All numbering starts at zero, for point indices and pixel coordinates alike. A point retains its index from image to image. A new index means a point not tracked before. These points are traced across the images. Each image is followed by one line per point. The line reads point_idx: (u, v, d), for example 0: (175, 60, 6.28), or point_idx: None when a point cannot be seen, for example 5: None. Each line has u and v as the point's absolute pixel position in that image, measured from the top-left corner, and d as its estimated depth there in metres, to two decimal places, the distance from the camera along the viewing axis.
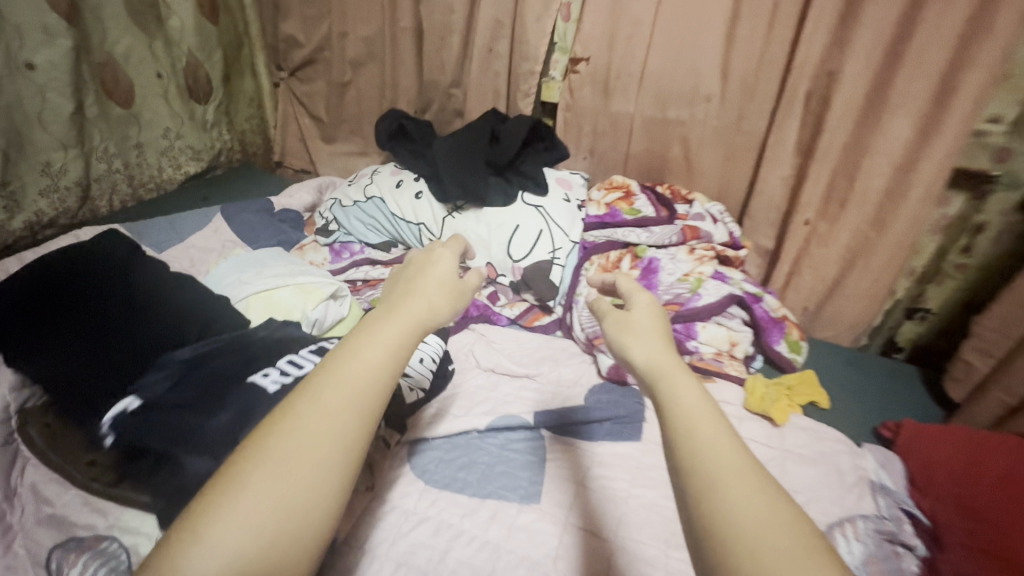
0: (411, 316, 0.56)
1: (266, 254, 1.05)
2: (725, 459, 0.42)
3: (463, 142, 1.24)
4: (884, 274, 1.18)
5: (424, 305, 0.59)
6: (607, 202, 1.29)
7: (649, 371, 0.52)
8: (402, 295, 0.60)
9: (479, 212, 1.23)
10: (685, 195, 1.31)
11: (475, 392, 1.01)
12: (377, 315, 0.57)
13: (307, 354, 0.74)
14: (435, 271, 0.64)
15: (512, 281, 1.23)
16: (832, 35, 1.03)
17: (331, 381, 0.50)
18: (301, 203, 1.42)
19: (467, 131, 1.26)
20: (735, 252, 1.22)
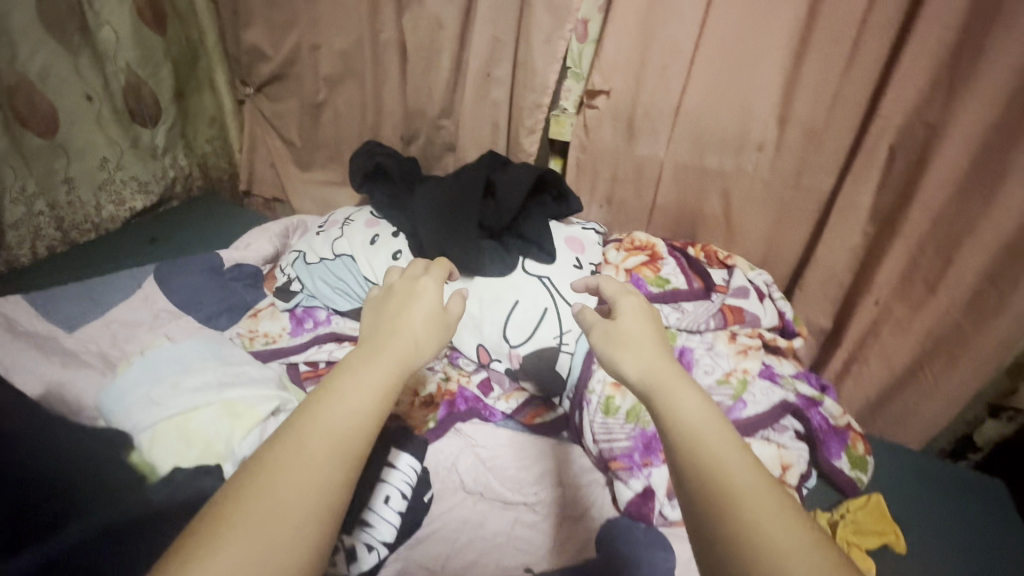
0: (397, 354, 0.56)
1: (191, 350, 0.82)
2: (731, 467, 0.48)
3: (453, 196, 1.01)
4: (975, 374, 0.94)
5: (409, 338, 0.58)
6: (628, 267, 1.05)
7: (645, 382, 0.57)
8: (386, 331, 0.58)
9: (468, 285, 0.99)
10: (722, 259, 1.08)
11: (455, 533, 0.82)
12: (367, 342, 0.58)
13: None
14: (418, 303, 0.62)
15: (508, 368, 0.99)
16: (934, 77, 0.78)
17: (339, 395, 0.51)
18: (260, 255, 1.19)
19: (459, 180, 1.04)
20: (787, 339, 0.98)
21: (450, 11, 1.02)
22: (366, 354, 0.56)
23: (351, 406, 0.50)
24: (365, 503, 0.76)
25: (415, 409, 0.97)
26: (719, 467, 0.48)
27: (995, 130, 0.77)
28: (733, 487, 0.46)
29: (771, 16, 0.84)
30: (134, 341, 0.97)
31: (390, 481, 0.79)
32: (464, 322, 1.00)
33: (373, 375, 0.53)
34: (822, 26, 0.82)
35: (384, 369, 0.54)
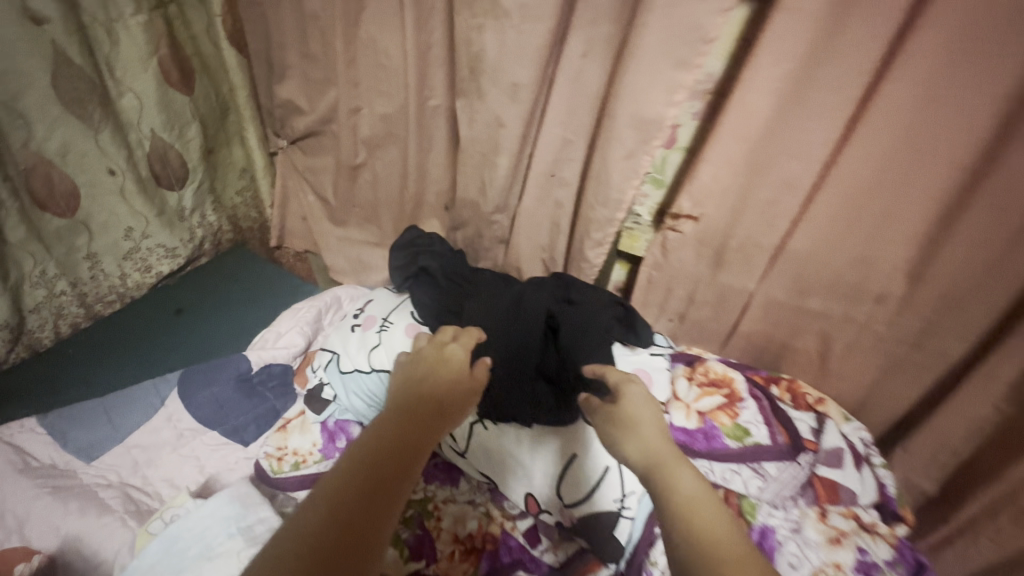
0: (419, 422, 0.58)
1: (204, 524, 0.74)
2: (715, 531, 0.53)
3: (508, 322, 0.89)
4: None
5: (438, 400, 0.61)
6: (700, 409, 0.92)
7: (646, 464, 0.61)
8: (418, 386, 0.61)
9: (520, 432, 0.88)
10: (811, 403, 0.93)
11: None
12: (399, 395, 0.61)
13: None
14: (443, 368, 0.64)
15: (559, 523, 0.88)
16: None
17: (377, 436, 0.55)
18: (291, 352, 1.09)
19: (516, 301, 0.91)
20: (889, 525, 0.83)
21: (512, 110, 0.88)
22: (400, 404, 0.59)
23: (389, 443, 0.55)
24: None
25: (453, 564, 0.88)
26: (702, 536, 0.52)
27: None
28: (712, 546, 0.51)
29: (918, 171, 0.67)
30: (157, 467, 0.90)
31: None
32: (510, 469, 0.88)
33: (407, 423, 0.57)
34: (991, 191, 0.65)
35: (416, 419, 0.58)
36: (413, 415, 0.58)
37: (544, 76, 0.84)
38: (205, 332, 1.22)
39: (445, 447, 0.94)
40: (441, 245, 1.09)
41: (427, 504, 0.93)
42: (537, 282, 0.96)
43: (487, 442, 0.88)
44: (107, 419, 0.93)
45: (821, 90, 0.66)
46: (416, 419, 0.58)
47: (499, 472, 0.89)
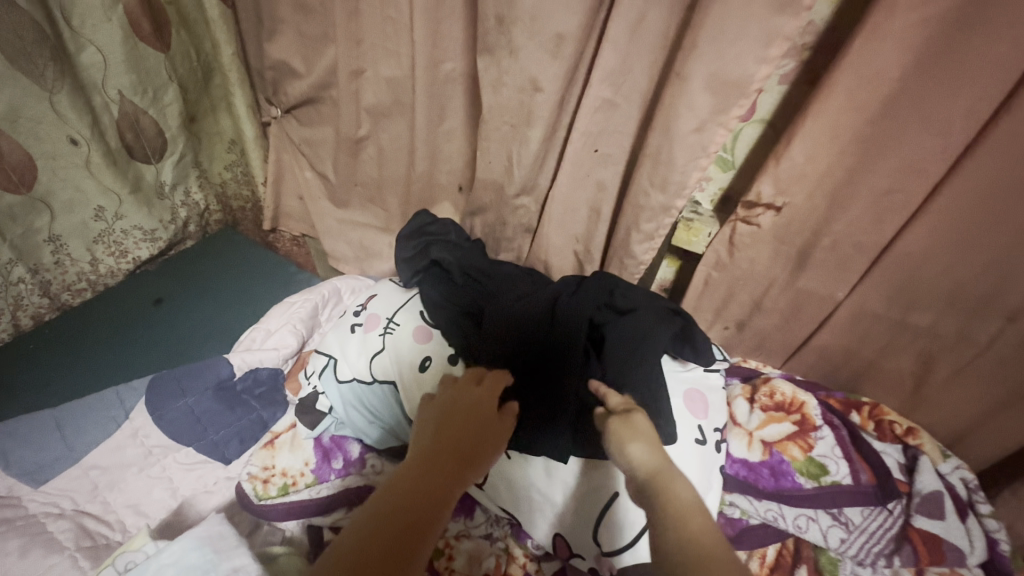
0: (441, 468, 0.50)
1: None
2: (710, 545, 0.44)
3: (542, 332, 0.75)
4: None
5: (468, 441, 0.53)
6: (766, 438, 0.76)
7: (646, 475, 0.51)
8: (441, 429, 0.54)
9: (551, 468, 0.72)
10: (901, 435, 0.77)
11: None
12: (424, 434, 0.54)
13: None
14: (468, 406, 0.57)
15: (594, 571, 0.73)
16: None
17: (395, 486, 0.48)
18: (281, 355, 0.94)
19: (552, 305, 0.77)
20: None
21: (550, 70, 0.71)
22: (426, 444, 0.52)
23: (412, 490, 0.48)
24: None
25: None
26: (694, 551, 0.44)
27: None
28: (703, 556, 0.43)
29: None
30: (121, 491, 0.77)
31: None
32: (538, 506, 0.74)
33: (425, 468, 0.50)
34: None
35: (444, 460, 0.50)
36: (441, 456, 0.51)
37: (593, 25, 0.67)
38: (186, 322, 1.07)
39: None
40: (459, 235, 0.93)
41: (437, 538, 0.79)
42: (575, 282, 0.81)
43: (509, 471, 0.74)
44: (60, 435, 0.79)
45: (981, 43, 0.49)
46: (444, 460, 0.51)
47: (523, 508, 0.75)
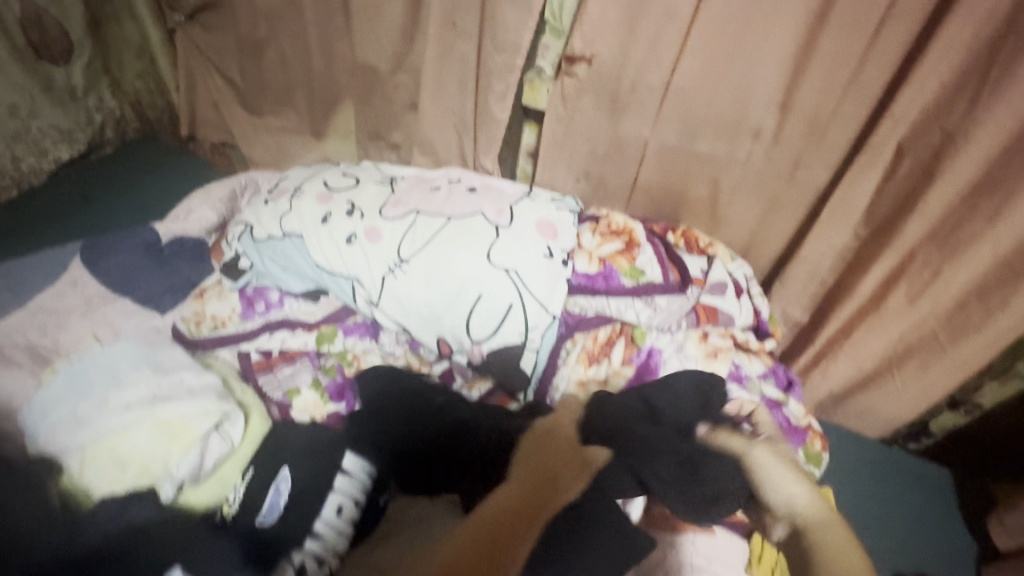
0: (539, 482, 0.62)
1: (121, 355, 0.76)
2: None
3: (415, 433, 0.76)
4: (942, 380, 0.93)
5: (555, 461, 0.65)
6: (602, 255, 0.98)
7: (795, 515, 0.62)
8: (531, 453, 0.67)
9: (429, 284, 0.91)
10: (703, 247, 1.00)
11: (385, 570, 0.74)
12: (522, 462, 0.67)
13: None
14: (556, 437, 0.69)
15: (471, 363, 0.95)
16: (946, 79, 0.70)
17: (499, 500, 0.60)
18: (202, 224, 1.08)
19: (456, 400, 0.80)
20: (760, 341, 0.95)
21: None
22: (523, 468, 0.65)
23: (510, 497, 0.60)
24: (314, 511, 0.71)
25: None
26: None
27: (1004, 146, 0.70)
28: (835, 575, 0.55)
29: None
30: (66, 330, 0.90)
31: (340, 490, 0.73)
32: (422, 314, 0.93)
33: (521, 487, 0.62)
34: (836, 9, 0.72)
35: (537, 478, 0.63)
36: (531, 480, 0.63)
37: None
38: (110, 213, 1.17)
39: (361, 303, 0.97)
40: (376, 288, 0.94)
41: (345, 355, 0.97)
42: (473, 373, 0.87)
43: (397, 289, 0.93)
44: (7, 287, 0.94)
45: None
46: (533, 482, 0.62)
47: (411, 319, 0.94)
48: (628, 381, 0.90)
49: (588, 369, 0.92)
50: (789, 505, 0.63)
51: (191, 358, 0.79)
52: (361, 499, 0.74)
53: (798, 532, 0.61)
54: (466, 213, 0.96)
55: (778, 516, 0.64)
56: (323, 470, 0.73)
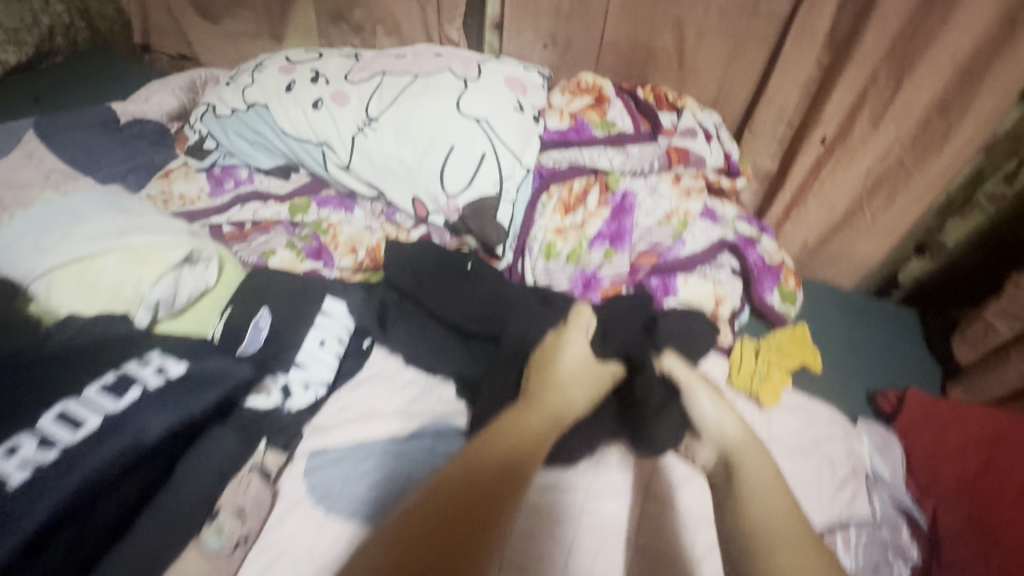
0: (554, 403, 0.59)
1: (84, 200, 0.74)
2: (783, 529, 0.48)
3: (411, 311, 0.82)
4: (908, 210, 0.96)
5: (562, 394, 0.61)
6: (573, 111, 0.98)
7: (723, 443, 0.60)
8: (546, 377, 0.64)
9: (400, 138, 0.90)
10: (673, 101, 1.00)
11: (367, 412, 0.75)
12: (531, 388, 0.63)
13: (127, 376, 0.54)
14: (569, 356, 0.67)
15: (447, 222, 0.93)
16: None
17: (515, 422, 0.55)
18: (165, 109, 1.05)
19: (471, 304, 0.81)
20: (730, 179, 0.97)
21: None
22: (535, 392, 0.61)
23: (514, 437, 0.52)
24: (295, 342, 0.73)
25: (356, 269, 0.92)
26: (759, 525, 0.48)
27: None
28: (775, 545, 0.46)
29: None
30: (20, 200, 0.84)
31: (322, 327, 0.76)
32: (394, 171, 0.92)
33: (537, 412, 0.57)
34: None
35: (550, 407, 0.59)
36: (546, 405, 0.59)
37: None
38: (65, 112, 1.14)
39: (333, 170, 0.95)
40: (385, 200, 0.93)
41: (321, 224, 0.95)
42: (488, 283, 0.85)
43: (369, 147, 0.91)
44: None
45: None
46: (550, 408, 0.59)
47: (386, 179, 0.93)
48: (605, 222, 0.89)
49: (564, 217, 0.91)
50: (724, 433, 0.61)
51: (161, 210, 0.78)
52: (344, 338, 0.77)
53: (722, 454, 0.60)
54: (433, 71, 0.95)
55: (707, 442, 0.63)
56: (301, 311, 0.76)
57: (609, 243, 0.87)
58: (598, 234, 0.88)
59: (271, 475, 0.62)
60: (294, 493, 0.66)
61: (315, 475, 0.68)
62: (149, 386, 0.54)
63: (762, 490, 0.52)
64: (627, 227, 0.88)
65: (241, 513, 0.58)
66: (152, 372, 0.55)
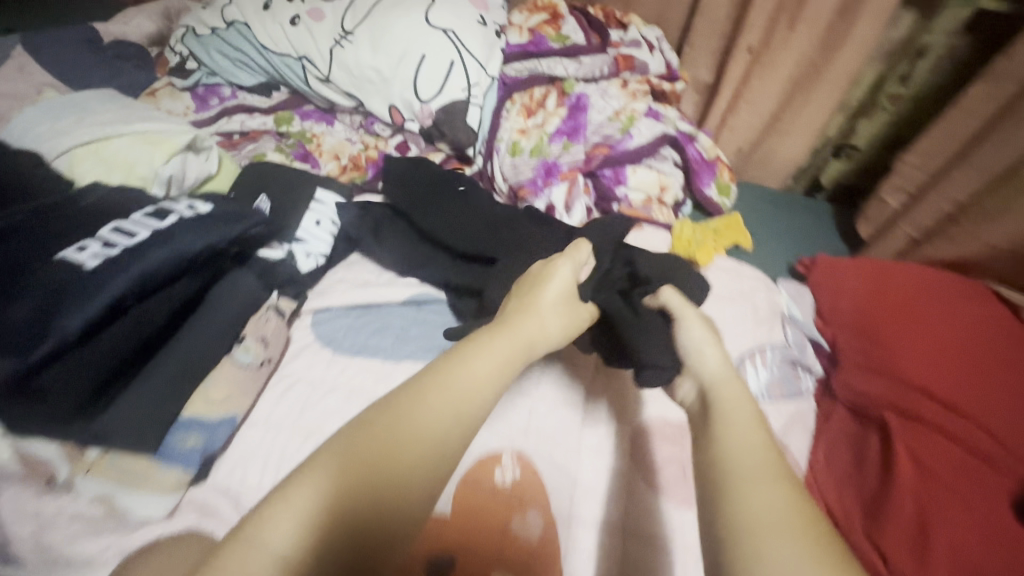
0: (524, 334, 0.57)
1: (91, 98, 0.82)
2: (769, 516, 0.39)
3: (403, 225, 0.87)
4: (821, 108, 1.10)
5: (536, 327, 0.58)
6: (530, 26, 1.09)
7: (705, 382, 0.56)
8: (525, 303, 0.60)
9: (374, 48, 0.99)
10: (620, 19, 1.14)
11: (361, 281, 0.85)
12: (507, 316, 0.59)
13: (140, 219, 0.58)
14: (551, 288, 0.62)
15: (422, 128, 1.02)
16: None
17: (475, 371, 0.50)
18: (142, 33, 1.11)
19: (464, 221, 0.83)
20: (671, 83, 1.10)
21: None
22: (507, 323, 0.57)
23: (440, 413, 0.46)
24: (295, 222, 0.81)
25: (341, 172, 1.01)
26: (751, 514, 0.40)
27: None
28: (762, 536, 0.38)
29: None
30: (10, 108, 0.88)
31: (317, 209, 0.85)
32: (371, 80, 1.01)
33: (507, 352, 0.54)
34: None
35: (521, 344, 0.56)
36: (516, 341, 0.55)
37: None
38: None
39: (313, 83, 1.04)
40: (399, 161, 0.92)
41: (305, 134, 1.04)
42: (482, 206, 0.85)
43: (347, 58, 1.00)
44: None
45: None
46: (518, 346, 0.55)
47: (364, 88, 1.02)
48: (561, 120, 1.00)
49: (527, 119, 1.02)
50: (707, 367, 0.58)
51: (166, 113, 0.87)
52: (338, 221, 0.86)
53: (704, 399, 0.54)
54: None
55: (690, 373, 0.59)
56: (296, 194, 0.85)
57: (567, 137, 0.99)
58: (557, 129, 0.99)
59: (285, 314, 0.74)
60: (304, 340, 0.77)
61: (321, 327, 0.78)
62: (159, 221, 0.58)
63: (742, 458, 0.44)
64: (582, 123, 1.00)
65: (264, 340, 0.69)
66: (185, 207, 0.61)
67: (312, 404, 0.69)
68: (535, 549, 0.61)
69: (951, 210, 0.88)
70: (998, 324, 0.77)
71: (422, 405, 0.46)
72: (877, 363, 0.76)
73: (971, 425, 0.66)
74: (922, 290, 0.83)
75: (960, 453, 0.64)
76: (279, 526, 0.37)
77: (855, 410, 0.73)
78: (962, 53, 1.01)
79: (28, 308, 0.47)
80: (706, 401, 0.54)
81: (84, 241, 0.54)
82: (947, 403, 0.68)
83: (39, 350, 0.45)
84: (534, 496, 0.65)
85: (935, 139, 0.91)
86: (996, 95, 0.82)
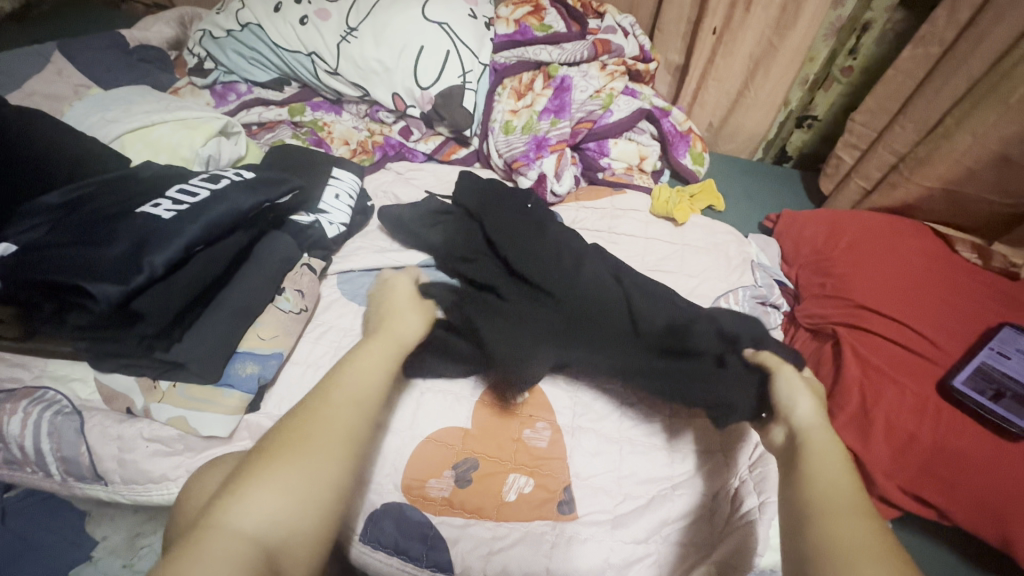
0: (394, 334, 0.63)
1: (131, 92, 0.92)
2: (867, 543, 0.40)
3: (473, 231, 0.88)
4: (781, 82, 1.22)
5: (404, 328, 0.65)
6: (516, 18, 1.21)
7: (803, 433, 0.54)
8: (384, 318, 0.66)
9: (377, 42, 1.10)
10: (596, 8, 1.26)
11: (378, 247, 0.95)
12: (394, 327, 0.64)
13: (198, 183, 0.69)
14: (400, 292, 0.73)
15: (423, 113, 1.13)
16: None
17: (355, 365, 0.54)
18: (163, 38, 1.23)
19: (554, 257, 0.81)
20: (645, 64, 1.23)
21: None
22: (376, 332, 0.62)
23: (346, 404, 0.49)
24: (317, 194, 0.91)
25: (352, 155, 1.12)
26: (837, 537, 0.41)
27: None
28: (853, 560, 0.39)
29: None
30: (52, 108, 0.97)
31: (336, 185, 0.94)
32: (375, 71, 1.11)
33: (378, 347, 0.59)
34: None
35: (390, 341, 0.60)
36: (386, 341, 0.60)
37: None
38: None
39: (322, 76, 1.15)
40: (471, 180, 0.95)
41: (317, 123, 1.15)
42: (559, 243, 0.85)
43: (352, 52, 1.11)
44: None
45: None
46: (388, 344, 0.60)
47: (368, 79, 1.13)
48: (548, 99, 1.12)
49: (518, 101, 1.14)
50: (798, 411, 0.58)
51: (198, 106, 0.97)
52: (353, 195, 0.95)
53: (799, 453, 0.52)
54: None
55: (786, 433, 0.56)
56: (316, 170, 0.95)
57: (554, 114, 1.10)
58: (545, 109, 1.11)
59: (316, 272, 0.84)
60: (332, 295, 0.87)
61: (346, 284, 0.89)
62: (214, 185, 0.69)
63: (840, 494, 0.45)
64: (567, 102, 1.11)
65: (301, 292, 0.79)
66: (234, 175, 0.73)
67: (343, 348, 0.79)
68: (543, 453, 0.71)
69: (894, 161, 1.00)
70: (933, 257, 0.89)
71: (328, 401, 0.49)
72: (831, 290, 0.88)
73: (910, 331, 0.78)
74: (871, 230, 0.95)
75: (901, 353, 0.75)
76: (241, 511, 0.40)
77: (814, 330, 0.85)
78: (901, 25, 1.13)
79: (123, 250, 0.57)
80: (794, 446, 0.53)
81: (155, 201, 0.65)
82: (888, 315, 0.80)
83: (139, 277, 0.56)
84: (541, 412, 0.75)
85: (878, 101, 1.03)
86: (926, 58, 0.94)
